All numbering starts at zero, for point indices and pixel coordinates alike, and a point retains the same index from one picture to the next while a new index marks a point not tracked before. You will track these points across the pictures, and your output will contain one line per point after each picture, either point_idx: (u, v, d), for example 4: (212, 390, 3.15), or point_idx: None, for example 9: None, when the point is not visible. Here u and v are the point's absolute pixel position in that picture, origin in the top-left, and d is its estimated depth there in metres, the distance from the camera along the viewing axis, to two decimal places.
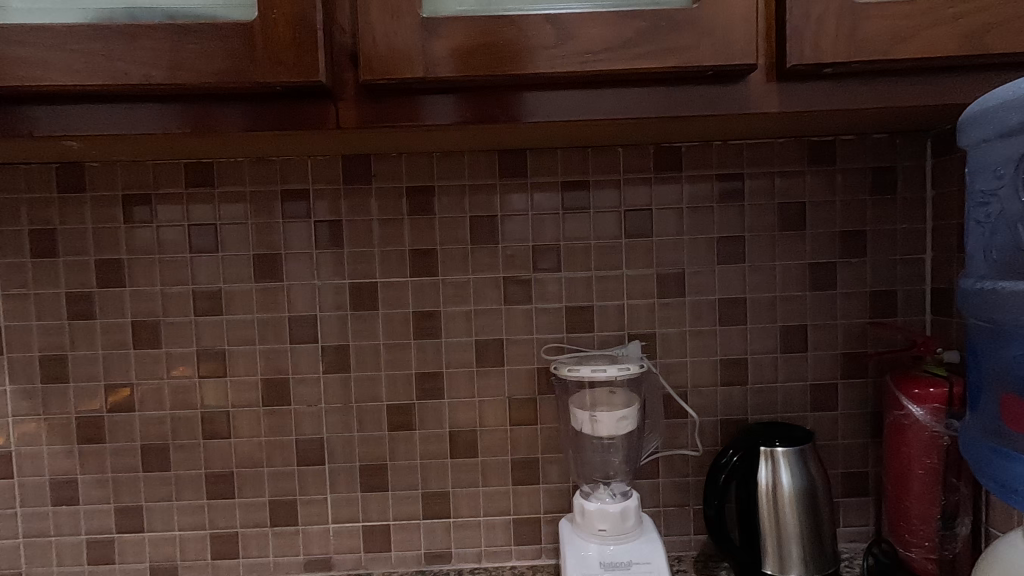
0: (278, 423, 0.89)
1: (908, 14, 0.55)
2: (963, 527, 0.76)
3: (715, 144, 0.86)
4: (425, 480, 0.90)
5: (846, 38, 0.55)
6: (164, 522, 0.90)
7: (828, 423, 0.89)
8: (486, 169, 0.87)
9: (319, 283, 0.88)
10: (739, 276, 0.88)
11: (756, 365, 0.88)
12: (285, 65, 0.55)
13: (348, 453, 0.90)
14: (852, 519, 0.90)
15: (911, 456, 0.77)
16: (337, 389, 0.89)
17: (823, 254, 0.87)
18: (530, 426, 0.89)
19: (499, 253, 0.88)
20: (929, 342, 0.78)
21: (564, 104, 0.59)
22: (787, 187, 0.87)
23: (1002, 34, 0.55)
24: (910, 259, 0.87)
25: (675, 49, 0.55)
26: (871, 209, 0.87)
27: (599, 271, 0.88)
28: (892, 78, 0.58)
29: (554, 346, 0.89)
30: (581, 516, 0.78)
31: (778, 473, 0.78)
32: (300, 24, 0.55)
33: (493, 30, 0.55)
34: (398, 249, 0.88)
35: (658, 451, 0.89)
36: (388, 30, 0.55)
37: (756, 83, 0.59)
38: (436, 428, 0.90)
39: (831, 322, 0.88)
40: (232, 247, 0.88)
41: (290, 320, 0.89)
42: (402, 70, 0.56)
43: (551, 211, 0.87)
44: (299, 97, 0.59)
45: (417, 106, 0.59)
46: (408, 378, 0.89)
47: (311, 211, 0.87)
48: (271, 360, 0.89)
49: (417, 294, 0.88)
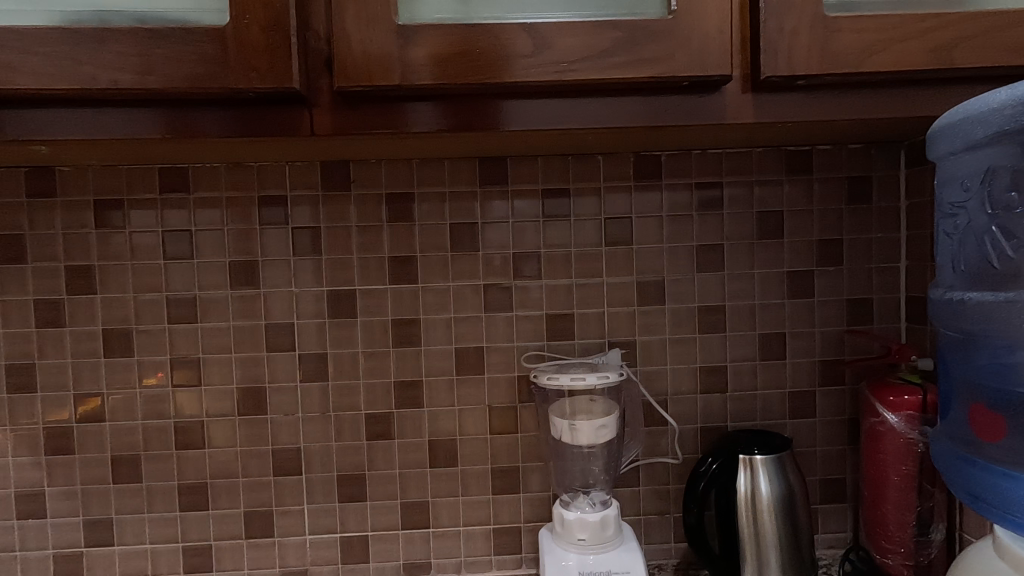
0: (254, 433, 0.88)
1: (878, 28, 0.55)
2: (938, 532, 0.77)
3: (694, 153, 0.87)
4: (404, 490, 0.89)
5: (819, 50, 0.55)
6: (135, 534, 0.87)
7: (806, 430, 0.90)
8: (466, 177, 0.87)
9: (297, 291, 0.87)
10: (718, 284, 0.88)
11: (735, 373, 0.89)
12: (258, 72, 0.54)
13: (326, 463, 0.89)
14: (830, 525, 0.91)
15: (888, 462, 0.77)
16: (315, 398, 0.88)
17: (801, 263, 0.88)
18: (510, 435, 0.89)
19: (479, 261, 0.87)
20: (904, 350, 0.79)
21: (542, 113, 0.59)
22: (765, 195, 0.88)
23: (970, 48, 0.56)
24: (885, 268, 0.88)
25: (651, 59, 0.56)
26: (847, 217, 0.88)
27: (580, 279, 0.88)
28: (864, 91, 0.59)
29: (534, 353, 0.88)
30: (561, 526, 0.77)
31: (756, 481, 0.78)
32: (274, 30, 0.54)
33: (470, 38, 0.55)
34: (377, 256, 0.87)
35: (638, 459, 0.89)
36: (364, 36, 0.55)
37: (732, 93, 0.59)
38: (416, 437, 0.89)
39: (809, 330, 0.89)
40: (208, 253, 0.86)
41: (267, 328, 0.87)
42: (378, 77, 0.55)
43: (531, 218, 0.87)
44: (274, 103, 0.58)
45: (393, 114, 0.59)
46: (387, 386, 0.88)
47: (290, 217, 0.86)
48: (247, 368, 0.87)
49: (396, 301, 0.88)
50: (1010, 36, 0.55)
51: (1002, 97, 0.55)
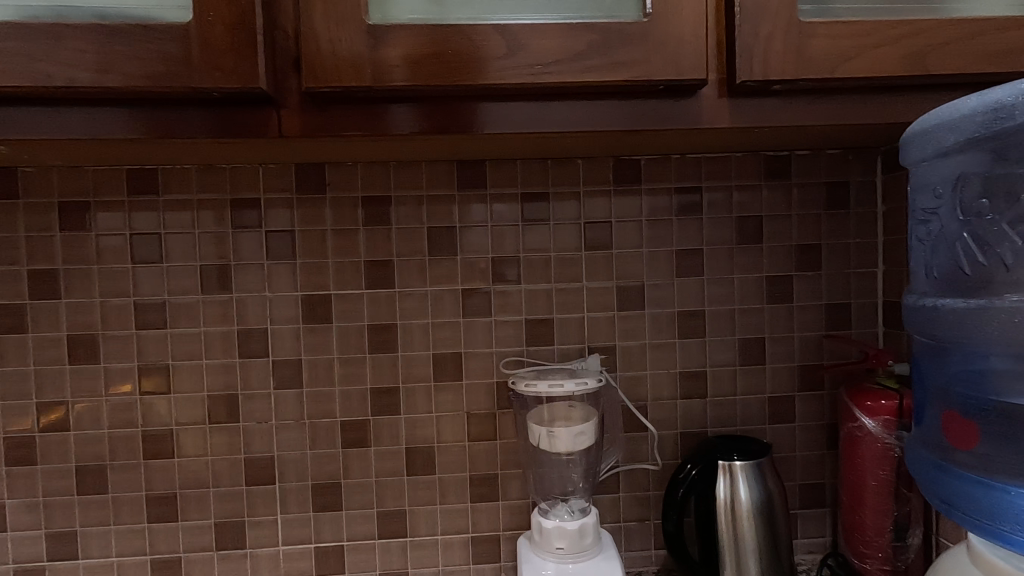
0: (225, 441, 0.86)
1: (852, 34, 0.55)
2: (915, 537, 0.77)
3: (673, 157, 0.87)
4: (380, 498, 0.87)
5: (794, 55, 0.55)
6: (101, 547, 0.85)
7: (786, 435, 0.90)
8: (444, 180, 0.85)
9: (271, 296, 0.85)
10: (698, 288, 0.88)
11: (715, 378, 0.89)
12: (222, 71, 0.53)
13: (300, 472, 0.86)
14: (810, 530, 0.90)
15: (865, 467, 0.77)
16: (289, 405, 0.86)
17: (780, 268, 0.88)
18: (489, 441, 0.87)
19: (458, 265, 0.86)
20: (881, 355, 0.80)
21: (517, 116, 0.58)
22: (744, 200, 0.88)
23: (943, 55, 0.56)
24: (863, 273, 0.89)
25: (626, 62, 0.55)
26: (826, 223, 0.88)
27: (560, 284, 0.87)
28: (839, 97, 0.59)
29: (513, 359, 0.87)
30: (538, 534, 0.76)
31: (735, 488, 0.78)
32: (239, 28, 0.53)
33: (443, 39, 0.54)
34: (353, 260, 0.85)
35: (618, 465, 0.88)
36: (333, 36, 0.53)
37: (708, 98, 0.58)
38: (392, 445, 0.87)
39: (788, 335, 0.89)
40: (178, 257, 0.84)
41: (240, 333, 0.85)
42: (347, 78, 0.54)
43: (511, 222, 0.86)
44: (242, 104, 0.57)
45: (364, 117, 0.57)
46: (363, 393, 0.87)
47: (264, 220, 0.84)
48: (219, 375, 0.85)
49: (372, 306, 0.86)
50: (982, 44, 0.56)
51: (973, 104, 0.55)
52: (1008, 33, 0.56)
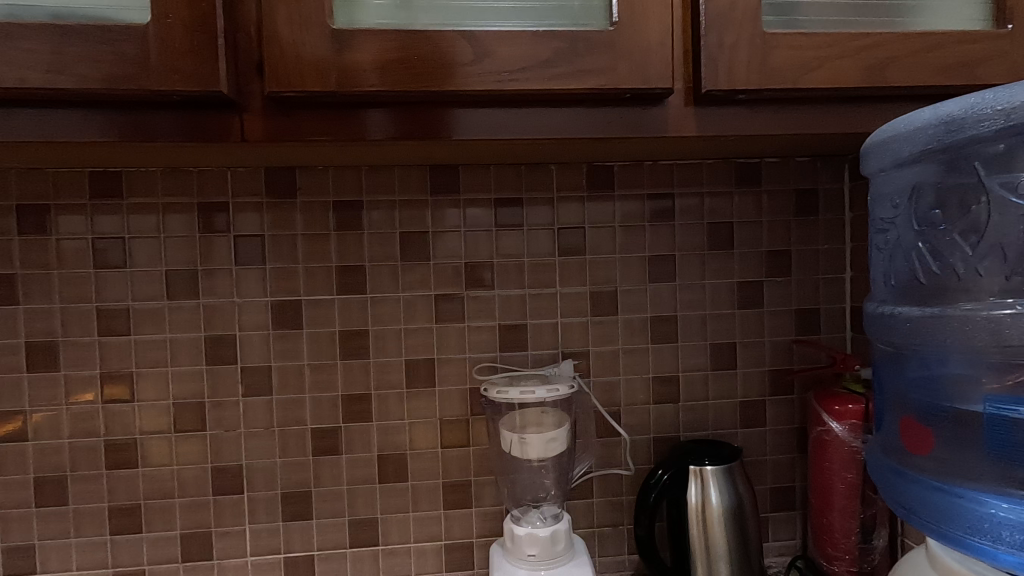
0: (192, 450, 0.84)
1: (814, 45, 0.56)
2: (881, 539, 0.79)
3: (646, 164, 0.87)
4: (352, 507, 0.86)
5: (758, 66, 0.56)
6: (60, 561, 0.82)
7: (757, 439, 0.91)
8: (417, 184, 0.85)
9: (239, 301, 0.84)
10: (670, 294, 0.88)
11: (687, 383, 0.89)
12: (181, 74, 0.52)
13: (270, 481, 0.85)
14: (780, 533, 0.91)
15: (833, 470, 0.79)
16: (258, 413, 0.85)
17: (751, 274, 0.89)
18: (462, 448, 0.87)
19: (431, 270, 0.86)
20: (847, 359, 0.81)
21: (484, 122, 0.58)
22: (715, 207, 0.88)
23: (900, 68, 0.57)
24: (832, 278, 0.90)
25: (592, 70, 0.55)
26: (795, 230, 0.89)
27: (534, 289, 0.87)
28: (803, 106, 0.60)
29: (486, 365, 0.87)
30: (511, 541, 0.76)
31: (706, 491, 0.78)
32: (199, 31, 0.52)
33: (409, 45, 0.54)
34: (324, 266, 0.84)
35: (591, 470, 0.88)
36: (297, 40, 0.53)
37: (674, 107, 0.59)
38: (364, 452, 0.86)
39: (759, 340, 0.90)
40: (143, 262, 0.82)
41: (208, 340, 0.83)
42: (311, 82, 0.53)
43: (484, 227, 0.86)
44: (203, 107, 0.55)
45: (329, 122, 0.57)
46: (335, 401, 0.85)
47: (233, 224, 0.83)
48: (186, 383, 0.83)
49: (344, 312, 0.85)
50: (936, 57, 0.58)
51: (927, 116, 0.55)
52: (960, 48, 0.58)
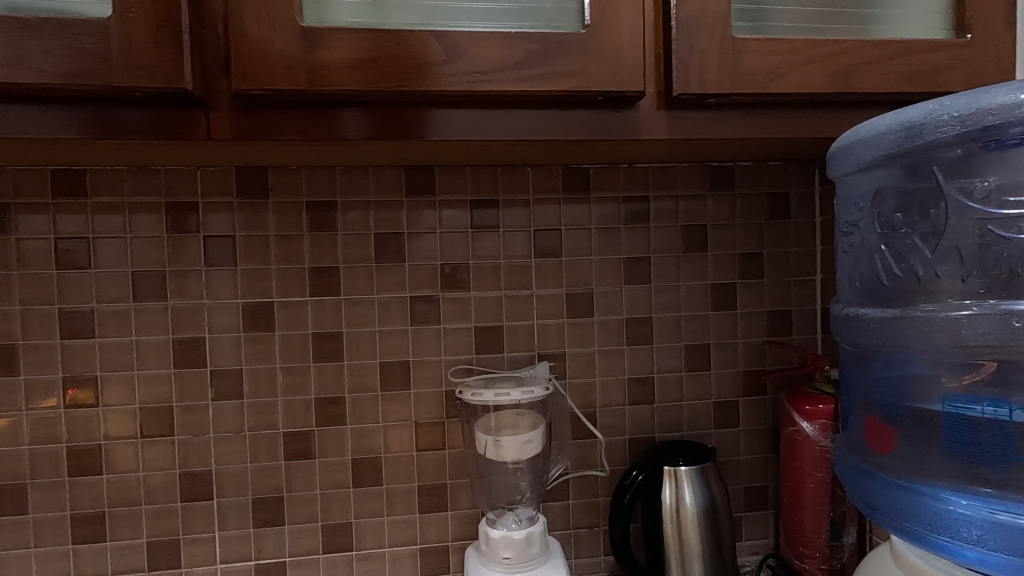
0: (159, 455, 0.82)
1: (782, 51, 0.57)
2: (850, 536, 0.80)
3: (621, 167, 0.88)
4: (325, 511, 0.85)
5: (727, 70, 0.57)
6: (19, 571, 0.80)
7: (730, 439, 0.92)
8: (392, 185, 0.84)
9: (210, 303, 0.82)
10: (645, 296, 0.89)
11: (662, 384, 0.90)
12: (145, 70, 0.51)
13: (240, 486, 0.83)
14: (753, 533, 0.93)
15: (804, 469, 0.80)
16: (228, 417, 0.83)
17: (724, 276, 0.90)
18: (437, 451, 0.86)
19: (406, 272, 0.85)
20: (818, 359, 0.82)
21: (456, 123, 0.58)
22: (689, 210, 0.89)
23: (865, 74, 0.59)
24: (803, 280, 0.92)
25: (565, 73, 0.55)
26: (768, 233, 0.91)
27: (510, 291, 0.87)
28: (773, 111, 0.61)
29: (462, 367, 0.86)
30: (486, 544, 0.75)
31: (680, 492, 0.79)
32: (164, 27, 0.51)
33: (380, 44, 0.53)
34: (297, 267, 0.83)
35: (567, 472, 0.88)
36: (265, 37, 0.52)
37: (646, 109, 0.59)
38: (338, 456, 0.85)
39: (732, 341, 0.91)
40: (108, 262, 0.80)
41: (176, 343, 0.82)
42: (280, 80, 0.52)
43: (459, 229, 0.86)
44: (168, 104, 0.54)
45: (299, 121, 0.56)
46: (307, 404, 0.84)
47: (203, 224, 0.81)
48: (154, 387, 0.81)
49: (317, 314, 0.84)
50: (898, 65, 0.59)
51: (888, 122, 0.56)
52: (922, 56, 0.59)
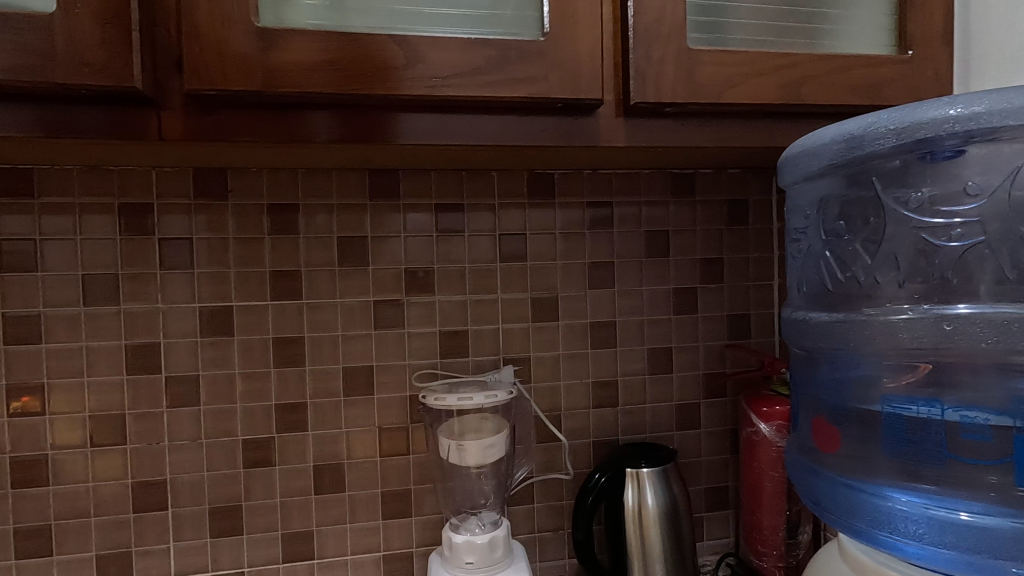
0: (110, 465, 0.79)
1: (735, 62, 0.59)
2: (806, 534, 0.82)
3: (586, 173, 0.89)
4: (285, 520, 0.83)
5: (683, 80, 0.58)
6: None
7: (692, 441, 0.93)
8: (356, 188, 0.83)
9: (165, 307, 0.80)
10: (609, 300, 0.90)
11: (626, 387, 0.91)
12: (91, 67, 0.49)
13: (196, 496, 0.81)
14: (715, 532, 0.94)
15: (762, 469, 0.82)
16: (184, 425, 0.81)
17: (685, 281, 0.92)
18: (401, 456, 0.86)
19: (370, 277, 0.84)
20: (775, 363, 0.84)
21: (416, 127, 0.57)
22: (652, 215, 0.91)
23: (813, 87, 0.61)
24: (761, 285, 0.94)
25: (524, 79, 0.56)
26: (727, 238, 0.93)
27: (475, 295, 0.87)
28: (727, 120, 0.62)
29: (427, 372, 0.86)
30: (449, 549, 0.75)
31: (642, 493, 0.80)
32: (112, 23, 0.49)
33: (338, 46, 0.53)
34: (257, 271, 0.82)
35: (532, 475, 0.89)
36: (219, 36, 0.51)
37: (605, 117, 0.60)
38: (299, 463, 0.83)
39: (693, 344, 0.93)
40: (57, 265, 0.77)
41: (129, 348, 0.79)
42: (234, 81, 0.51)
43: (424, 233, 0.85)
44: (117, 103, 0.53)
45: (253, 122, 0.55)
46: (267, 410, 0.82)
47: (158, 227, 0.79)
48: (105, 394, 0.79)
49: (278, 319, 0.82)
50: (844, 79, 0.62)
51: (831, 134, 0.58)
52: (866, 71, 0.62)
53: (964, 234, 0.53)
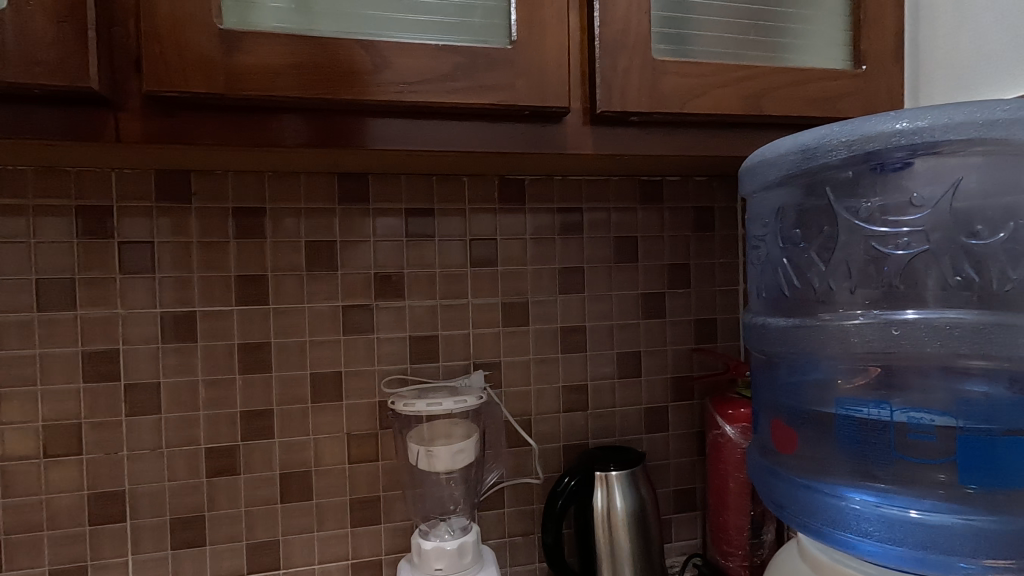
0: (66, 476, 0.76)
1: (698, 73, 0.61)
2: (769, 534, 0.83)
3: (556, 178, 0.90)
4: (250, 529, 0.82)
5: (647, 90, 0.59)
6: None
7: (660, 443, 0.95)
8: (324, 192, 0.82)
9: (125, 313, 0.77)
10: (579, 305, 0.91)
11: (596, 391, 0.92)
12: (44, 66, 0.48)
13: (157, 506, 0.79)
14: (683, 533, 0.96)
15: (728, 470, 0.84)
16: (144, 434, 0.78)
17: (654, 285, 0.94)
18: (370, 463, 0.85)
19: (338, 281, 0.83)
20: (740, 366, 0.86)
21: (383, 132, 0.57)
22: (621, 221, 0.92)
23: (772, 99, 0.63)
24: (727, 290, 0.96)
25: (491, 86, 0.56)
26: (694, 244, 0.95)
27: (445, 300, 0.87)
28: (690, 130, 0.64)
29: (396, 378, 0.85)
30: (418, 556, 0.75)
31: (611, 497, 0.81)
32: (66, 22, 0.48)
33: (303, 50, 0.53)
34: (222, 275, 0.80)
35: (502, 480, 0.89)
36: (180, 37, 0.50)
37: (572, 124, 0.61)
38: (265, 471, 0.82)
39: (662, 348, 0.94)
40: (8, 269, 0.74)
41: (86, 355, 0.77)
42: (196, 83, 0.51)
43: (394, 237, 0.85)
44: (72, 103, 0.51)
45: (216, 125, 0.54)
46: (232, 418, 0.81)
47: (118, 230, 0.77)
48: (60, 403, 0.76)
49: (243, 325, 0.81)
50: (801, 92, 0.64)
51: (788, 145, 0.60)
52: (822, 84, 0.64)
53: (910, 243, 0.55)
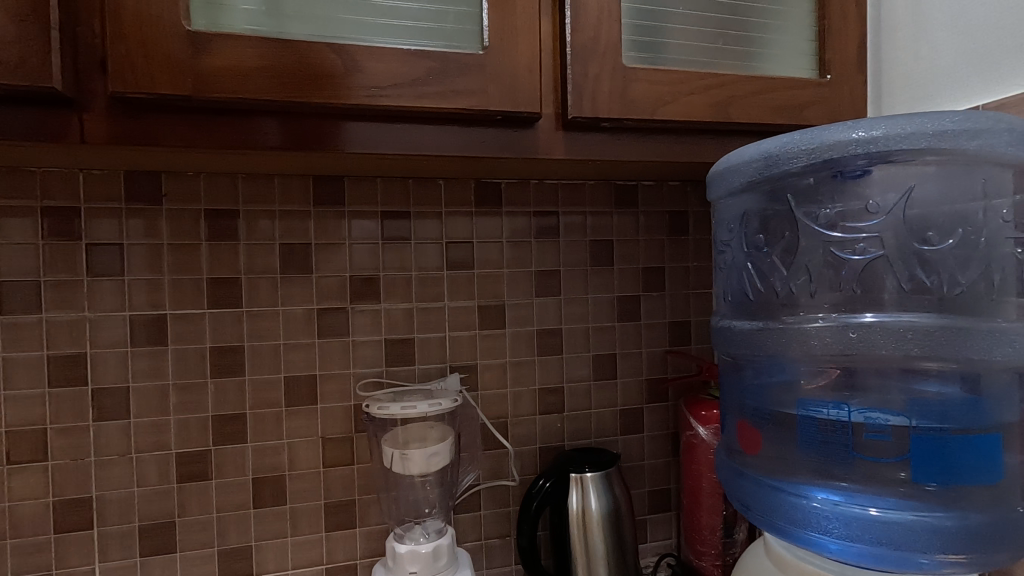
0: (29, 484, 0.75)
1: (668, 81, 0.62)
2: (741, 532, 0.85)
3: (532, 182, 0.90)
4: (222, 535, 0.81)
5: (618, 97, 0.60)
6: None
7: (635, 445, 0.96)
8: (299, 195, 0.82)
9: (93, 316, 0.76)
10: (555, 308, 0.92)
11: (572, 393, 0.93)
12: (4, 65, 0.47)
13: (125, 513, 0.77)
14: (657, 533, 0.97)
15: (701, 471, 0.85)
16: (112, 439, 0.77)
17: (629, 288, 0.95)
18: (345, 467, 0.84)
19: (313, 284, 0.83)
20: (712, 367, 0.88)
21: (354, 135, 0.57)
22: (597, 225, 0.93)
23: (740, 107, 0.64)
24: (700, 293, 0.98)
25: (463, 91, 0.57)
26: (669, 248, 0.96)
27: (422, 303, 0.87)
28: (661, 136, 0.65)
29: (372, 381, 0.85)
30: (393, 560, 0.74)
31: (586, 498, 0.82)
32: (28, 21, 0.47)
33: (273, 53, 0.52)
34: (193, 278, 0.79)
35: (479, 482, 0.89)
36: (146, 37, 0.50)
37: (544, 129, 0.62)
38: (237, 476, 0.81)
39: (637, 350, 0.95)
40: None
41: (51, 359, 0.75)
42: (163, 84, 0.50)
43: (369, 240, 0.85)
44: (34, 103, 0.50)
45: (183, 127, 0.53)
46: (204, 422, 0.80)
47: (86, 231, 0.76)
48: (25, 408, 0.74)
49: (215, 328, 0.80)
50: (768, 100, 0.65)
51: (751, 152, 0.61)
52: (787, 93, 0.66)
53: (866, 248, 0.57)
